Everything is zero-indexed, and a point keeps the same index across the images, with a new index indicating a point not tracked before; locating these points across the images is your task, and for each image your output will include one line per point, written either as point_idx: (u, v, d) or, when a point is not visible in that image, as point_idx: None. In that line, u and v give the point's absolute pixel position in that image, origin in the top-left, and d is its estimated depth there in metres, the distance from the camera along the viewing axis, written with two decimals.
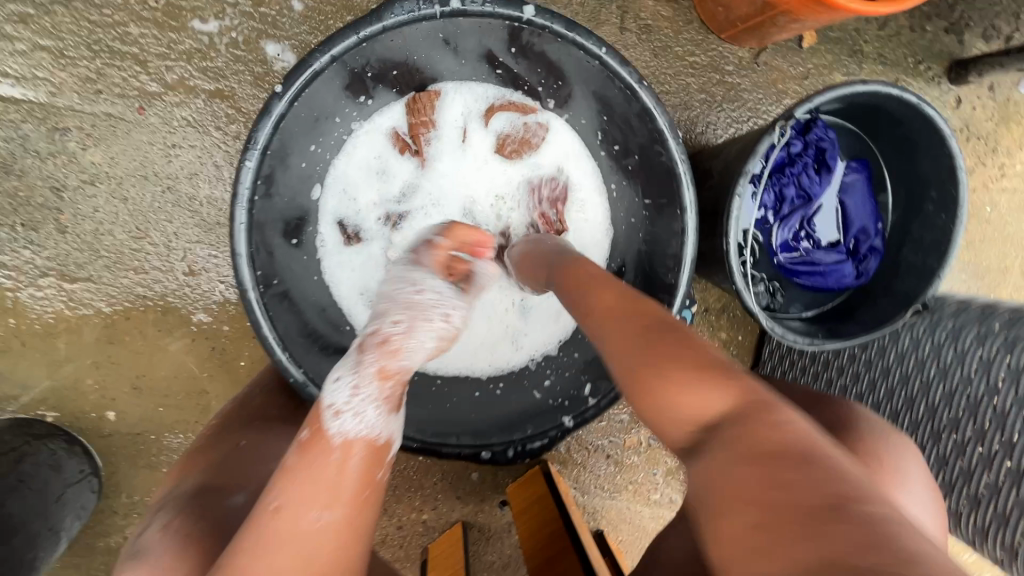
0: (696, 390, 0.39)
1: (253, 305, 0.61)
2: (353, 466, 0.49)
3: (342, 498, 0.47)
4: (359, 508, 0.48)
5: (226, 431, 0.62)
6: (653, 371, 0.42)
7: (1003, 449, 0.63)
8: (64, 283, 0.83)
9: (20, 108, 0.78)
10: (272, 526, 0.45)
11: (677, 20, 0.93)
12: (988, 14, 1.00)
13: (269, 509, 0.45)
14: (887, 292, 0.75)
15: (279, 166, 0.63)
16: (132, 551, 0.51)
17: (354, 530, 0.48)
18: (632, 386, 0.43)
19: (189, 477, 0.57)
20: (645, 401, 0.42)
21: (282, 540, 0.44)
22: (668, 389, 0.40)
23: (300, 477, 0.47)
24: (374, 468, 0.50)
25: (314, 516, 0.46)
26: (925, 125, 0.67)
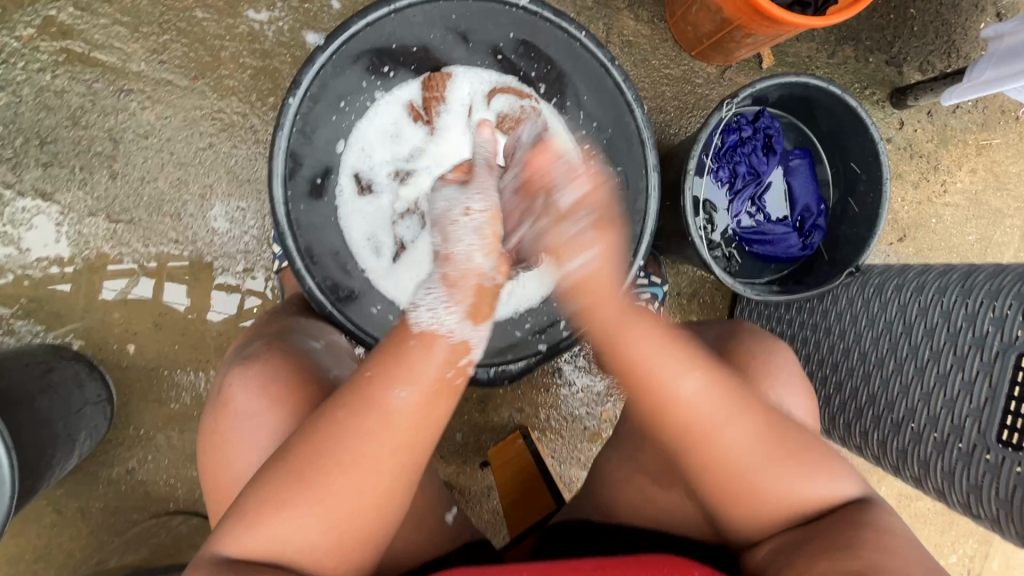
0: (795, 473, 0.59)
1: (281, 221, 0.73)
2: (437, 363, 0.55)
3: (422, 383, 0.54)
4: (434, 401, 0.55)
5: (283, 315, 0.77)
6: (765, 458, 0.59)
7: (942, 386, 0.66)
8: (109, 223, 0.94)
9: (95, 70, 0.92)
10: (366, 391, 0.54)
11: (655, 38, 1.09)
12: (923, 51, 1.17)
13: (366, 379, 0.55)
14: (828, 261, 0.87)
15: (313, 112, 0.78)
16: (240, 357, 0.66)
17: (430, 416, 0.55)
18: (742, 465, 0.58)
19: (270, 327, 0.73)
20: (749, 480, 0.58)
21: (373, 406, 0.53)
22: (772, 472, 0.59)
23: (388, 361, 0.55)
24: (453, 374, 0.56)
25: (397, 394, 0.54)
26: (851, 114, 0.81)
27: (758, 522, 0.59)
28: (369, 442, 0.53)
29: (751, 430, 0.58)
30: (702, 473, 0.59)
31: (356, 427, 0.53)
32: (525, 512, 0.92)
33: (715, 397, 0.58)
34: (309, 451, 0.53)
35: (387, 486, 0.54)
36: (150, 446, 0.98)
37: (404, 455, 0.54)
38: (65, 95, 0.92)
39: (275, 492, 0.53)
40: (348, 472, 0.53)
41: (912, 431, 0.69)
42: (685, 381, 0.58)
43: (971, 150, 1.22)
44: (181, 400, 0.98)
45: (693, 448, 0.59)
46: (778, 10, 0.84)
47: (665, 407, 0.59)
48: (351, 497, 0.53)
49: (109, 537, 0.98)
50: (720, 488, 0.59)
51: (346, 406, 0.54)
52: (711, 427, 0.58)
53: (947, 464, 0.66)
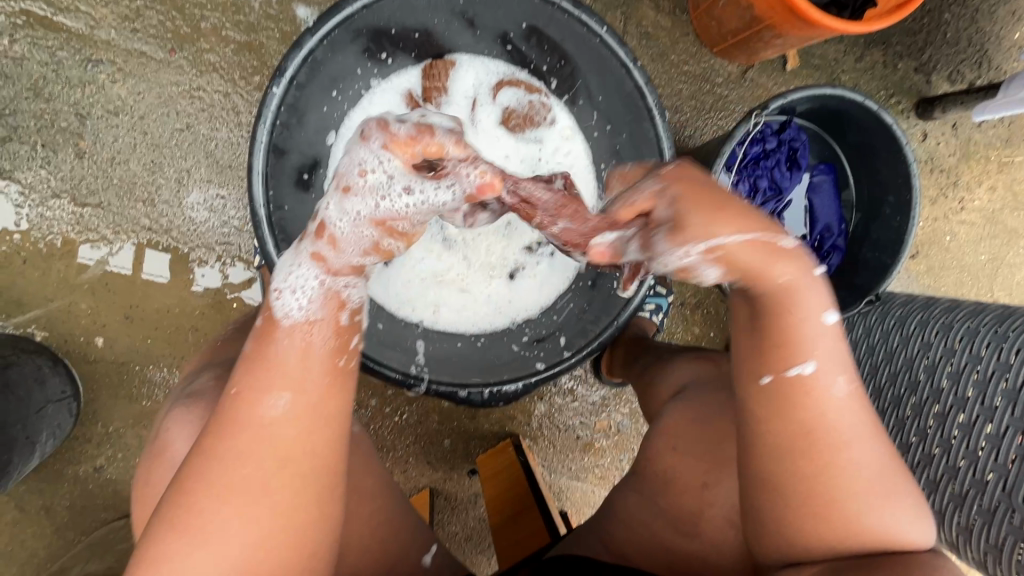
0: (898, 505, 0.46)
1: (261, 223, 0.66)
2: (317, 354, 0.43)
3: (306, 383, 0.42)
4: (321, 399, 0.43)
5: (248, 330, 0.71)
6: (876, 483, 0.46)
7: (965, 436, 0.62)
8: (75, 207, 0.87)
9: (60, 37, 0.85)
10: (237, 409, 0.41)
11: (675, 31, 1.02)
12: (953, 59, 1.10)
13: (230, 397, 0.42)
14: (846, 286, 0.83)
15: (301, 100, 0.70)
16: (183, 395, 0.59)
17: (326, 417, 0.43)
18: (857, 487, 0.45)
19: (225, 351, 0.66)
20: (844, 500, 0.45)
21: (240, 424, 0.41)
22: (874, 501, 0.45)
23: (255, 368, 0.43)
24: (338, 356, 0.44)
25: (273, 401, 0.42)
26: (885, 132, 0.76)
27: (815, 552, 0.46)
28: (247, 462, 0.41)
29: (878, 452, 0.46)
30: (792, 482, 0.46)
31: (234, 453, 0.41)
32: (516, 535, 0.88)
33: (860, 410, 0.46)
34: (180, 486, 0.41)
35: (299, 512, 0.42)
36: (120, 444, 0.92)
37: (303, 468, 0.42)
38: (25, 64, 0.84)
39: (158, 548, 0.40)
40: (236, 503, 0.40)
41: (928, 478, 0.65)
42: (828, 372, 0.45)
43: (993, 167, 1.14)
44: (153, 398, 0.92)
45: (798, 451, 0.45)
46: (814, 11, 0.77)
47: (792, 392, 0.45)
48: (243, 528, 0.41)
49: (75, 536, 0.92)
50: (808, 510, 0.46)
51: (212, 435, 0.42)
52: (838, 438, 0.45)
53: (963, 520, 0.61)
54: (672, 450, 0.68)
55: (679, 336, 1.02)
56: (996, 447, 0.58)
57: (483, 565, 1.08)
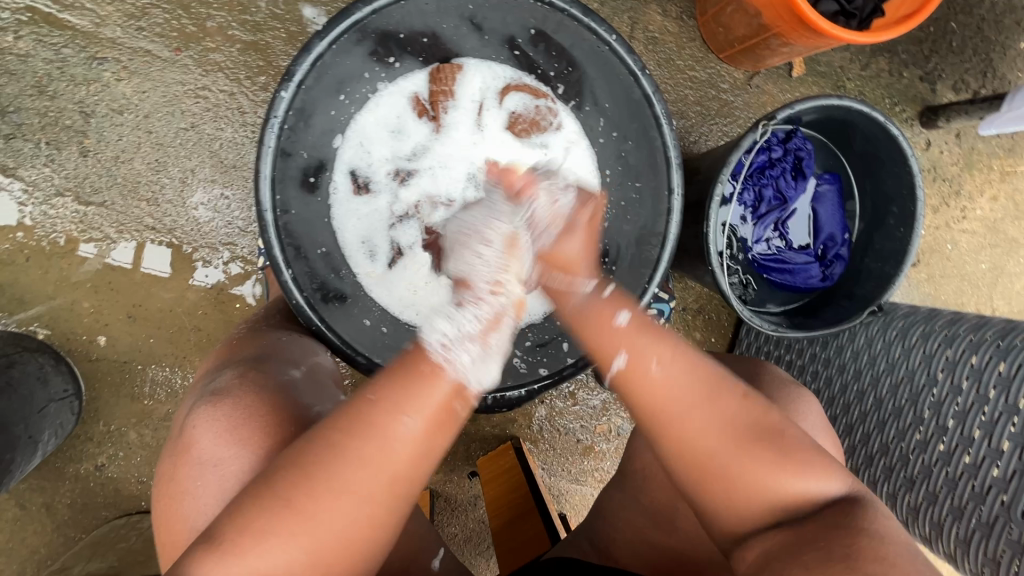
0: (779, 463, 0.52)
1: (267, 227, 0.67)
2: (447, 390, 0.51)
3: (430, 411, 0.50)
4: (434, 430, 0.50)
5: (262, 330, 0.71)
6: (739, 444, 0.52)
7: (966, 449, 0.62)
8: (79, 205, 0.87)
9: (65, 34, 0.84)
10: (370, 415, 0.48)
11: (681, 36, 1.02)
12: (959, 68, 1.10)
13: (367, 400, 0.49)
14: (849, 295, 0.83)
15: (309, 104, 0.70)
16: (208, 393, 0.60)
17: (435, 448, 0.50)
18: (713, 447, 0.52)
19: (244, 349, 0.67)
20: (722, 467, 0.52)
21: (374, 431, 0.48)
22: (749, 462, 0.52)
23: (398, 383, 0.50)
24: (456, 399, 0.51)
25: (403, 422, 0.49)
26: (892, 143, 0.75)
27: (740, 520, 0.52)
28: (364, 467, 0.47)
29: (721, 415, 0.53)
30: (676, 464, 0.54)
31: (355, 459, 0.47)
32: (516, 539, 0.88)
33: (684, 376, 0.54)
34: (299, 477, 0.46)
35: (381, 520, 0.48)
36: (120, 443, 0.92)
37: (404, 486, 0.49)
38: (30, 60, 0.84)
39: (260, 521, 0.45)
40: (342, 498, 0.46)
41: (927, 489, 0.65)
42: (638, 358, 0.55)
43: (995, 176, 1.14)
44: (155, 397, 0.92)
45: (654, 428, 0.54)
46: (822, 21, 0.77)
47: (625, 384, 0.56)
48: (339, 523, 0.46)
49: (75, 534, 0.92)
50: (700, 485, 0.53)
51: (338, 436, 0.48)
52: (679, 407, 0.53)
53: (962, 532, 0.61)
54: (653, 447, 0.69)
55: None
56: (998, 461, 0.59)
57: (483, 568, 1.08)
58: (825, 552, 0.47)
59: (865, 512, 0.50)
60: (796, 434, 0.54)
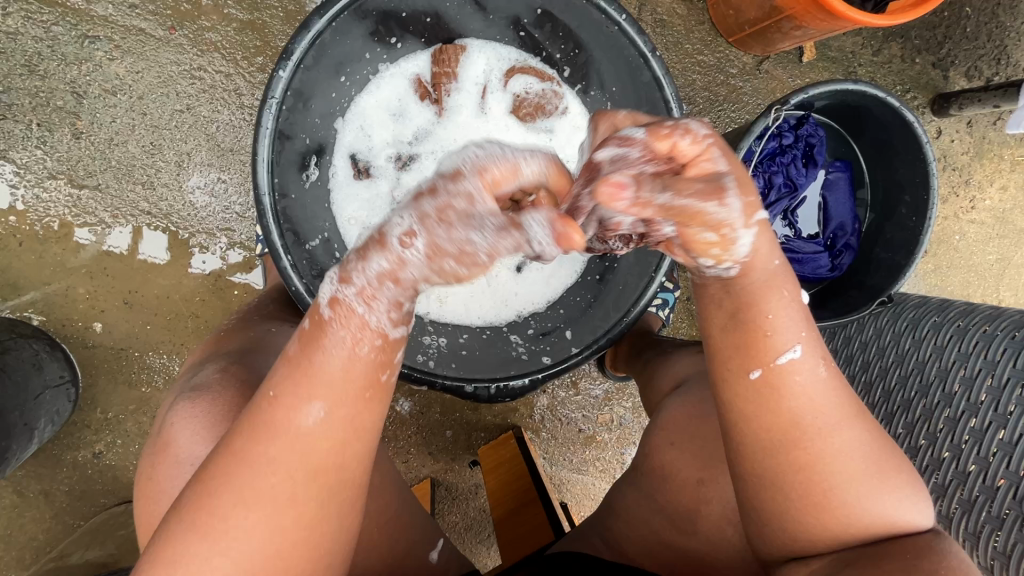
0: (893, 487, 0.46)
1: (266, 212, 0.64)
2: (360, 366, 0.43)
3: (340, 395, 0.43)
4: (357, 411, 0.44)
5: (252, 321, 0.70)
6: (871, 472, 0.46)
7: (976, 441, 0.61)
8: (72, 188, 0.85)
9: (55, 11, 0.82)
10: (268, 414, 0.42)
11: (690, 19, 0.99)
12: (973, 54, 1.07)
13: (267, 398, 0.43)
14: (858, 286, 0.82)
15: (309, 84, 0.68)
16: (189, 388, 0.59)
17: (357, 428, 0.44)
18: (846, 472, 0.45)
19: (230, 342, 0.66)
20: (842, 490, 0.45)
21: (275, 428, 0.42)
22: (871, 484, 0.46)
23: (295, 375, 0.43)
24: (380, 370, 0.44)
25: (309, 412, 0.42)
26: (906, 131, 0.74)
27: (820, 542, 0.46)
28: (274, 468, 0.42)
29: (866, 437, 0.46)
30: (792, 481, 0.46)
31: (261, 461, 0.42)
32: (518, 530, 0.88)
33: (839, 394, 0.46)
34: (199, 492, 0.41)
35: (309, 521, 0.43)
36: (118, 431, 0.91)
37: (329, 477, 0.43)
38: (20, 39, 0.82)
39: (173, 544, 0.41)
40: (256, 507, 0.41)
41: (936, 481, 0.65)
42: (811, 362, 0.45)
43: (1006, 165, 1.12)
44: (153, 384, 0.90)
45: (786, 445, 0.45)
46: (839, 3, 0.74)
47: (774, 384, 0.45)
48: (260, 532, 0.41)
49: (75, 521, 0.91)
50: (803, 498, 0.46)
51: (241, 440, 0.42)
52: (823, 428, 0.45)
53: (972, 525, 0.60)
54: (670, 446, 0.67)
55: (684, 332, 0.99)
56: (1010, 454, 0.58)
57: (484, 557, 1.08)
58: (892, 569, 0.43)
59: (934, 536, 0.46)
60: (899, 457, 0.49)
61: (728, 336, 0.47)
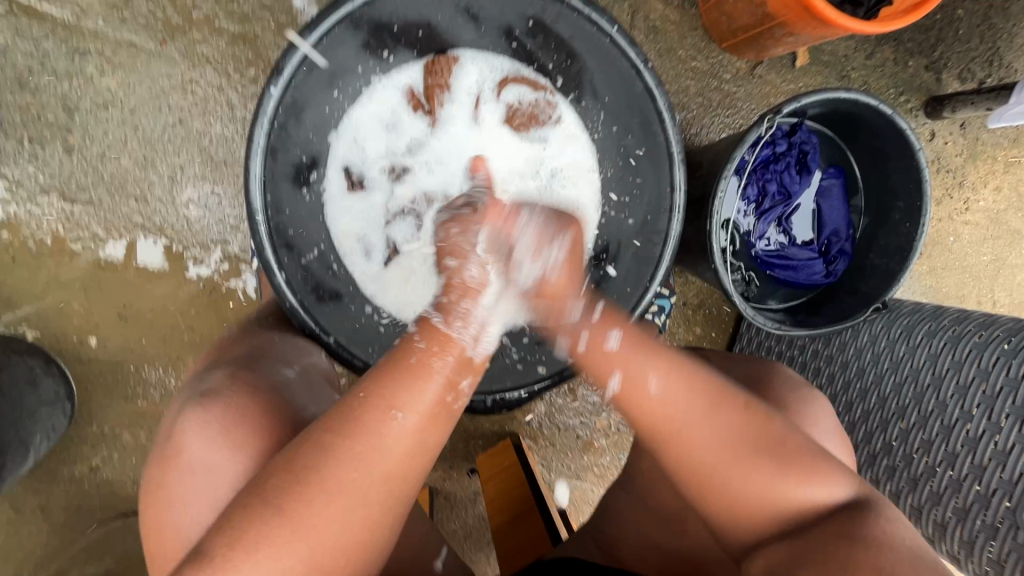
0: (780, 476, 0.52)
1: (258, 228, 0.67)
2: (439, 387, 0.50)
3: (422, 408, 0.49)
4: (431, 427, 0.49)
5: (253, 331, 0.70)
6: (741, 461, 0.52)
7: (971, 450, 0.61)
8: (65, 203, 0.85)
9: (45, 26, 0.81)
10: (360, 415, 0.47)
11: (683, 25, 0.99)
12: (965, 57, 1.07)
13: (359, 399, 0.48)
14: (852, 292, 0.82)
15: (306, 99, 0.70)
16: (197, 395, 0.58)
17: (427, 443, 0.50)
18: (714, 466, 0.53)
19: (234, 350, 0.65)
20: (719, 479, 0.53)
21: (365, 430, 0.47)
22: (747, 470, 0.52)
23: (391, 383, 0.49)
24: (445, 394, 0.50)
25: (395, 417, 0.48)
26: (899, 138, 0.74)
27: (746, 526, 0.53)
28: (355, 466, 0.46)
29: (722, 432, 0.53)
30: (683, 480, 0.54)
31: (347, 459, 0.46)
32: (517, 539, 0.88)
33: (684, 395, 0.54)
34: (289, 482, 0.45)
35: (372, 521, 0.47)
36: (115, 445, 0.90)
37: (398, 484, 0.48)
38: (10, 54, 0.81)
39: (254, 530, 0.43)
40: (334, 501, 0.45)
41: (930, 489, 0.65)
42: (638, 380, 0.54)
43: (999, 167, 1.12)
44: (149, 398, 0.90)
45: (661, 443, 0.54)
46: (830, 10, 0.74)
47: (625, 401, 0.55)
48: (334, 528, 0.45)
49: (72, 536, 0.91)
50: (700, 493, 0.54)
51: (333, 435, 0.47)
52: (676, 430, 0.53)
53: (966, 533, 0.61)
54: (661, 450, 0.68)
55: (680, 337, 0.98)
56: (1004, 463, 0.58)
57: (482, 563, 1.09)
58: (822, 558, 0.47)
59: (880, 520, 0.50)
60: (800, 441, 0.54)
61: (591, 360, 0.57)
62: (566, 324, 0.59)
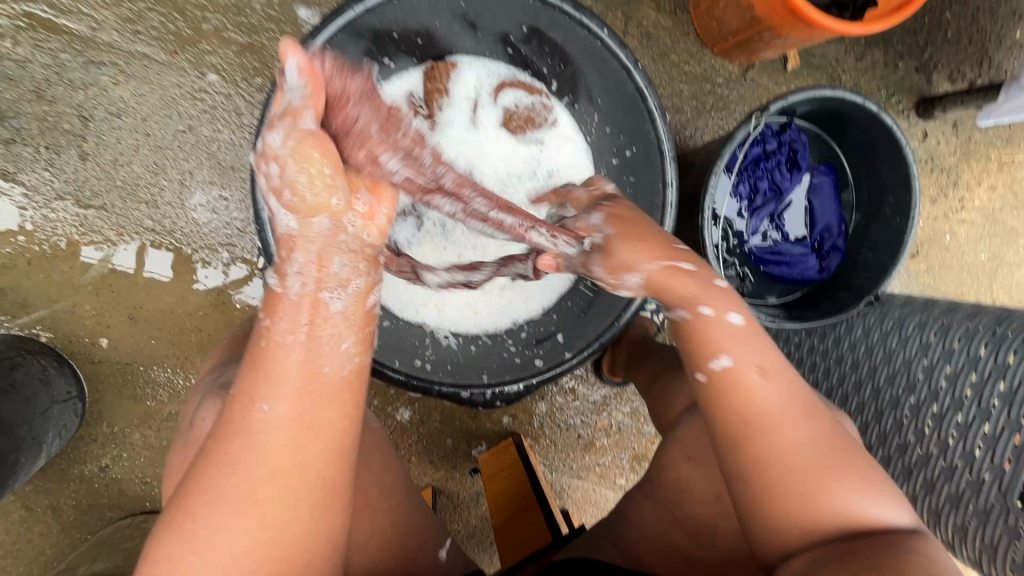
0: (853, 485, 0.49)
1: (263, 225, 0.67)
2: (303, 357, 0.42)
3: (291, 392, 0.41)
4: (302, 408, 0.42)
5: (266, 325, 0.72)
6: (820, 462, 0.49)
7: (962, 438, 0.63)
8: (79, 209, 0.88)
9: (62, 39, 0.85)
10: (229, 410, 0.42)
11: (675, 31, 1.02)
12: (955, 58, 1.09)
13: (229, 399, 0.43)
14: (845, 286, 0.83)
15: None
16: (214, 388, 0.59)
17: (317, 426, 0.42)
18: (797, 464, 0.49)
19: (249, 344, 0.66)
20: (795, 490, 0.48)
21: (234, 431, 0.41)
22: (829, 479, 0.49)
23: (255, 372, 0.42)
24: (321, 364, 0.42)
25: (261, 411, 0.41)
26: (887, 135, 0.76)
27: (790, 537, 0.49)
28: (241, 469, 0.41)
29: (808, 432, 0.50)
30: (750, 482, 0.50)
31: (227, 463, 0.41)
32: (518, 535, 0.89)
33: (781, 396, 0.51)
34: (179, 493, 0.41)
35: (276, 522, 0.41)
36: (124, 444, 0.92)
37: (291, 479, 0.41)
38: (28, 66, 0.85)
39: (157, 551, 0.40)
40: (223, 511, 0.40)
41: (925, 477, 0.66)
42: (745, 364, 0.52)
43: (993, 165, 1.14)
44: (157, 398, 0.92)
45: (741, 436, 0.50)
46: (814, 13, 0.77)
47: (721, 385, 0.52)
48: (233, 538, 0.40)
49: (82, 535, 0.93)
50: (767, 490, 0.49)
51: (209, 443, 0.42)
52: (768, 423, 0.50)
53: (959, 520, 0.62)
54: (687, 460, 0.68)
55: None
56: (993, 449, 0.60)
57: (485, 564, 1.09)
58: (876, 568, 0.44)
59: (909, 535, 0.47)
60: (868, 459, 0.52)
61: (694, 342, 0.54)
62: (682, 295, 0.55)
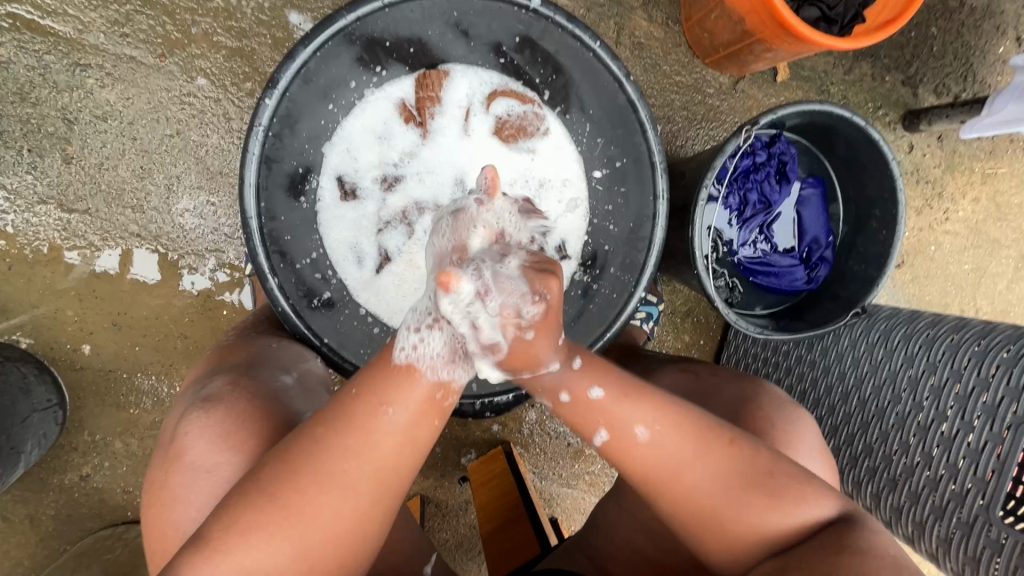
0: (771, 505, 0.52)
1: (254, 233, 0.68)
2: (430, 386, 0.50)
3: (413, 403, 0.50)
4: (421, 423, 0.50)
5: (253, 336, 0.71)
6: (735, 496, 0.52)
7: (946, 450, 0.63)
8: (62, 213, 0.86)
9: (46, 41, 0.84)
10: (352, 409, 0.49)
11: (667, 41, 1.03)
12: (940, 72, 1.11)
13: (352, 394, 0.50)
14: (833, 297, 0.84)
15: (298, 112, 0.71)
16: (199, 398, 0.60)
17: (419, 436, 0.51)
18: (709, 506, 0.53)
19: (234, 355, 0.66)
20: (721, 521, 0.53)
21: (356, 426, 0.48)
22: (746, 509, 0.52)
23: (381, 376, 0.50)
24: (441, 399, 0.51)
25: (387, 415, 0.49)
26: (874, 149, 0.76)
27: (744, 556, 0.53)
28: (350, 459, 0.48)
29: (711, 470, 0.52)
30: (679, 526, 0.55)
31: (338, 451, 0.48)
32: (506, 544, 0.88)
33: (674, 440, 0.52)
34: (282, 470, 0.47)
35: (355, 512, 0.49)
36: (106, 453, 0.91)
37: (388, 478, 0.50)
38: (12, 67, 0.84)
39: (249, 516, 0.46)
40: (324, 491, 0.47)
41: (910, 489, 0.67)
42: (625, 425, 0.53)
43: (976, 178, 1.16)
44: (141, 406, 0.91)
45: (657, 494, 0.54)
46: (804, 27, 0.78)
47: (615, 453, 0.54)
48: (321, 517, 0.47)
49: (62, 546, 0.91)
50: (701, 528, 0.54)
51: (321, 429, 0.48)
52: (669, 476, 0.53)
53: (944, 531, 0.63)
54: None
55: (668, 345, 1.00)
56: (977, 462, 0.60)
57: (473, 573, 1.09)
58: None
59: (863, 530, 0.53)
60: (782, 467, 0.54)
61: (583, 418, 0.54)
62: (558, 342, 0.60)
